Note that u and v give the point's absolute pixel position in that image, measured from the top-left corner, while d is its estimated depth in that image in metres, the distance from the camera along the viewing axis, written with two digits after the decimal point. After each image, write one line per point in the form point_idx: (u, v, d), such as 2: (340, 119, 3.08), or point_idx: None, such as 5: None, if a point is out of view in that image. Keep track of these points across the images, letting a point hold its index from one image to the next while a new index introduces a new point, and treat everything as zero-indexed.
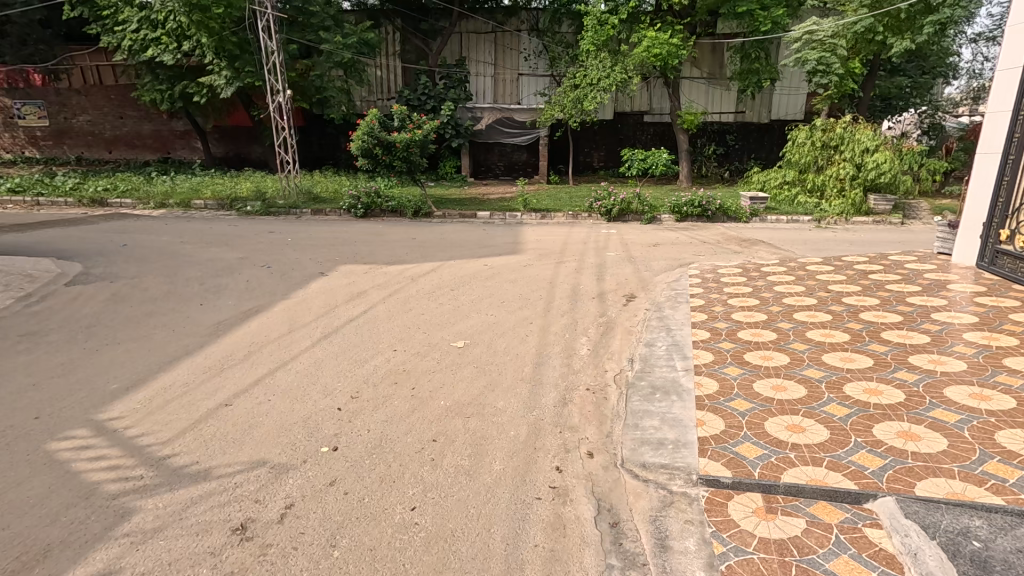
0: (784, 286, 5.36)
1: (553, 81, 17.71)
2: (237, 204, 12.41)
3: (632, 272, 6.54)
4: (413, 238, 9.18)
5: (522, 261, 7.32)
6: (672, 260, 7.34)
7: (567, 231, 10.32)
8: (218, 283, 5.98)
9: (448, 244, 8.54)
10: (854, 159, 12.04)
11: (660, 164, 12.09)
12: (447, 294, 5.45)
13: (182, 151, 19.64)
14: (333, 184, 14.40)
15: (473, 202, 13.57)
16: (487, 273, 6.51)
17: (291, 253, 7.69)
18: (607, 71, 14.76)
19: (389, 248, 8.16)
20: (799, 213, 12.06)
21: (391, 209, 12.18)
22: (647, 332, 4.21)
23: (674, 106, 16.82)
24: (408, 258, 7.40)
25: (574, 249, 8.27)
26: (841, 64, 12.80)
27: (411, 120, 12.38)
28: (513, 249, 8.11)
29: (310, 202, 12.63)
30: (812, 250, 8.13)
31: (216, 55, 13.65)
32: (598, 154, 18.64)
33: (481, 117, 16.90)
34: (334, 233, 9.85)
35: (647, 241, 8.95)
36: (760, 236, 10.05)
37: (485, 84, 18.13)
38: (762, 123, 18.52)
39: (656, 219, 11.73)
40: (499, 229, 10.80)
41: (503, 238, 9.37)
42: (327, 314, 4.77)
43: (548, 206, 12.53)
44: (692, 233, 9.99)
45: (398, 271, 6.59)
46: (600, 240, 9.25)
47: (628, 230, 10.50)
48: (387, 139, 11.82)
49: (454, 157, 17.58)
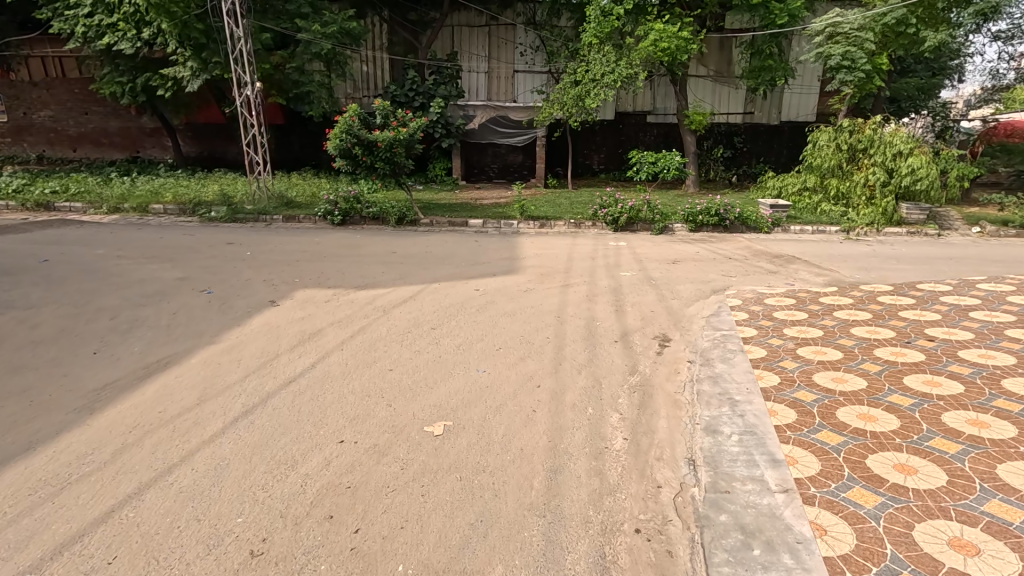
0: (863, 326, 4.10)
1: (551, 78, 16.51)
2: (200, 209, 11.13)
3: (655, 300, 5.35)
4: (394, 251, 7.95)
5: (521, 283, 6.11)
6: (700, 282, 6.17)
7: (570, 243, 9.15)
8: (135, 314, 4.70)
9: (433, 259, 7.33)
10: (885, 164, 10.91)
11: (673, 168, 10.84)
12: (426, 334, 4.22)
13: (152, 149, 18.25)
14: (311, 188, 13.12)
15: (464, 207, 12.35)
16: (478, 300, 5.29)
17: (245, 271, 6.44)
18: (612, 66, 13.55)
19: (363, 264, 6.93)
20: (825, 223, 10.94)
21: (372, 215, 10.88)
22: (703, 407, 3.01)
23: (681, 105, 15.71)
24: (384, 278, 6.15)
25: (581, 267, 7.08)
26: (868, 59, 11.77)
27: (393, 116, 11.10)
28: (509, 267, 6.90)
29: (283, 207, 11.36)
30: (858, 269, 6.97)
31: (181, 43, 12.38)
32: (598, 156, 17.47)
33: (474, 116, 15.70)
34: (302, 244, 8.58)
35: (664, 257, 7.78)
36: (788, 249, 8.91)
37: (479, 81, 16.96)
38: (772, 124, 17.47)
39: (667, 229, 10.56)
40: (493, 240, 9.59)
41: (497, 252, 8.16)
42: (261, 370, 3.52)
43: (548, 214, 11.35)
44: (712, 246, 8.83)
45: (368, 298, 5.35)
46: (608, 254, 8.07)
47: (639, 242, 9.32)
48: (368, 139, 10.61)
49: (444, 159, 16.36)
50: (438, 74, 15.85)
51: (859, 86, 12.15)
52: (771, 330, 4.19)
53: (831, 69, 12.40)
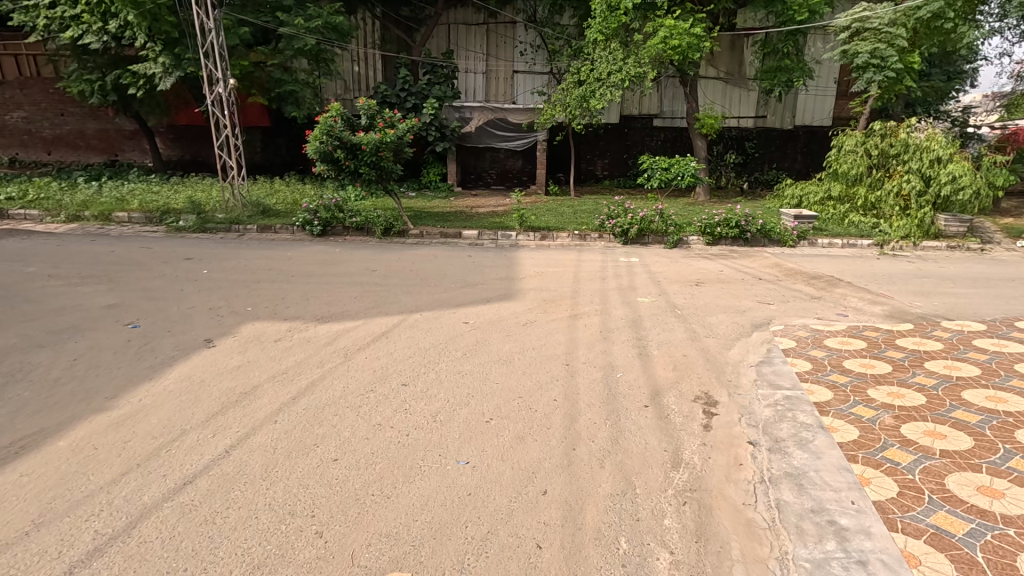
0: (977, 391, 3.12)
1: (552, 79, 15.57)
2: (167, 219, 10.11)
3: (685, 340, 4.31)
4: (373, 269, 6.93)
5: (520, 312, 5.08)
6: (732, 312, 5.15)
7: (576, 258, 8.14)
8: (26, 361, 3.68)
9: (417, 279, 6.32)
10: (921, 171, 9.95)
11: (688, 174, 9.84)
12: (392, 395, 3.19)
13: (131, 153, 17.25)
14: (292, 196, 12.12)
15: (458, 216, 11.36)
16: (466, 339, 4.27)
17: (191, 298, 5.41)
18: (619, 63, 12.56)
19: (334, 287, 5.90)
20: (855, 235, 9.97)
21: (356, 225, 9.85)
22: (792, 545, 2.01)
23: (691, 108, 14.77)
24: (354, 306, 5.13)
25: (591, 290, 6.05)
26: (899, 57, 10.86)
27: (379, 116, 10.10)
28: (507, 291, 5.87)
29: (258, 217, 10.35)
30: (915, 293, 5.95)
31: (151, 38, 11.40)
32: (602, 161, 16.51)
33: (470, 117, 14.71)
34: (271, 259, 7.56)
35: (685, 277, 6.75)
36: (821, 266, 7.89)
37: (476, 82, 16.04)
38: (785, 129, 16.55)
39: (682, 242, 9.55)
40: (488, 254, 8.56)
41: (493, 269, 7.15)
42: (147, 462, 2.48)
43: (549, 224, 10.36)
44: (735, 264, 7.82)
45: (330, 335, 4.32)
46: (620, 273, 7.06)
47: (652, 258, 8.31)
48: (351, 141, 9.62)
49: (439, 163, 15.37)
50: (432, 74, 14.89)
51: (888, 87, 11.21)
52: (850, 392, 3.18)
53: (856, 69, 11.45)
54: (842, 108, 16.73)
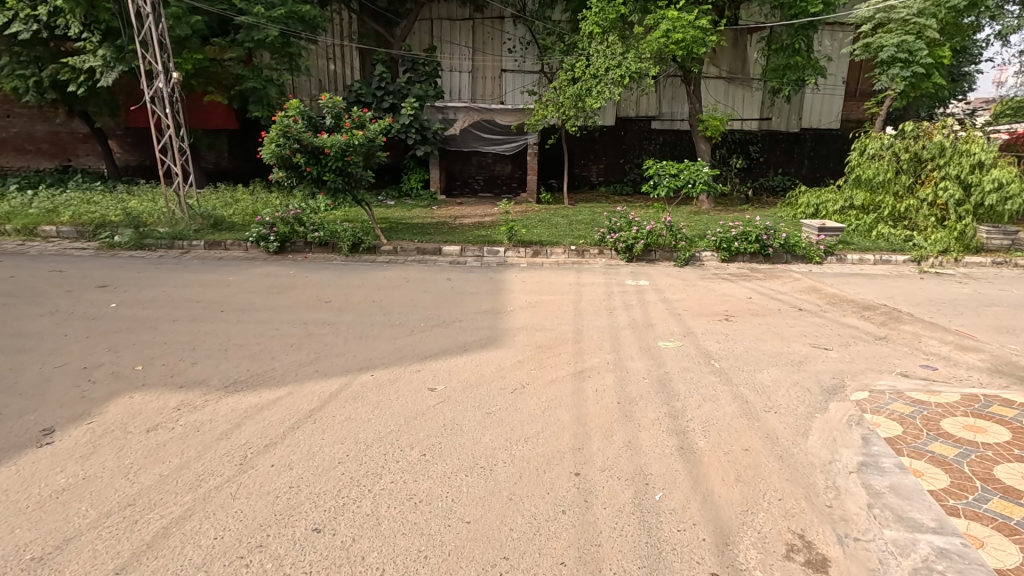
0: None
1: (542, 78, 14.40)
2: (100, 233, 8.71)
3: (737, 420, 3.06)
4: (325, 298, 5.66)
5: (507, 368, 3.79)
6: (787, 366, 3.90)
7: (575, 281, 6.89)
8: None
9: (376, 316, 5.04)
10: (959, 177, 8.88)
11: (699, 182, 8.64)
12: (289, 564, 1.91)
13: (86, 158, 15.77)
14: (252, 207, 10.77)
15: (438, 229, 10.10)
16: (428, 422, 2.98)
17: (70, 347, 4.07)
18: (618, 58, 11.33)
19: (269, 328, 4.61)
20: (886, 250, 8.85)
21: (319, 241, 8.53)
22: None
23: (694, 109, 13.70)
24: (284, 360, 3.83)
25: (598, 330, 4.78)
26: (929, 51, 9.83)
27: (346, 115, 8.82)
28: (490, 334, 4.58)
29: (208, 230, 9.00)
30: (1000, 332, 4.78)
31: (87, 26, 10.06)
32: (598, 166, 15.30)
33: (454, 119, 13.46)
34: (206, 285, 6.22)
35: (710, 308, 5.53)
36: (862, 288, 6.72)
37: (461, 81, 14.83)
38: (791, 131, 15.52)
39: (694, 259, 8.35)
40: (471, 275, 7.27)
41: (475, 297, 5.88)
42: None
43: (542, 238, 9.13)
44: (762, 288, 6.62)
45: (234, 415, 3.02)
46: (629, 301, 5.82)
47: (664, 279, 7.09)
48: (312, 143, 8.31)
49: (421, 169, 14.08)
50: (413, 71, 13.63)
51: (914, 84, 10.18)
52: None
53: (879, 66, 10.40)
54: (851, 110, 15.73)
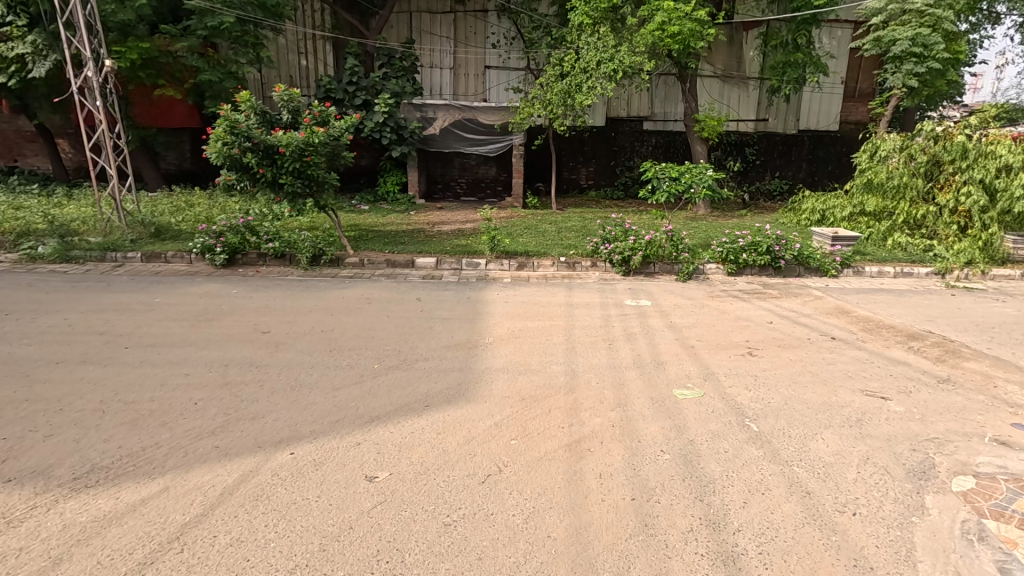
0: None
1: (528, 75, 13.49)
2: (20, 243, 7.56)
3: (805, 535, 2.13)
4: (262, 329, 4.65)
5: (476, 440, 2.82)
6: (845, 428, 2.99)
7: (566, 301, 5.96)
8: None
9: (319, 353, 4.04)
10: (983, 180, 8.19)
11: (703, 187, 7.74)
12: None
13: (33, 158, 14.48)
14: (206, 214, 9.69)
15: (413, 237, 9.11)
16: (358, 548, 2.01)
17: None
18: (610, 51, 10.40)
19: (177, 374, 3.59)
20: (905, 261, 8.08)
21: (273, 253, 7.49)
22: None
23: (689, 108, 12.94)
24: (177, 429, 2.83)
25: (596, 372, 3.83)
26: (945, 46, 9.20)
27: (308, 111, 7.82)
28: (459, 382, 3.60)
29: (148, 241, 7.90)
30: None
31: (12, 9, 9.04)
32: (587, 169, 14.42)
33: (434, 117, 12.51)
34: (122, 310, 5.15)
35: (728, 339, 4.62)
36: (894, 307, 5.88)
37: (443, 78, 13.90)
38: (789, 134, 14.85)
39: (697, 272, 7.48)
40: (445, 293, 6.28)
41: (445, 324, 4.91)
42: None
43: (528, 248, 8.19)
44: (781, 309, 5.75)
45: (59, 542, 2.02)
46: (631, 330, 4.88)
47: (667, 298, 6.17)
48: (266, 142, 7.28)
49: (398, 171, 13.06)
50: (388, 65, 12.54)
51: (928, 81, 9.57)
52: None
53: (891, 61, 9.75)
54: (850, 111, 15.07)
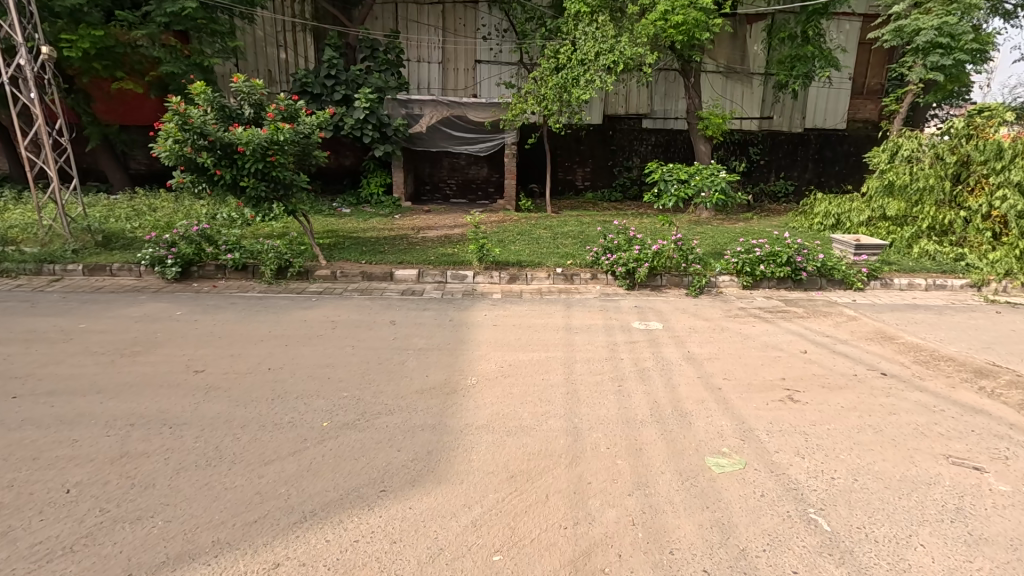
0: None
1: (521, 69, 12.70)
2: None
3: None
4: (196, 366, 3.81)
5: (445, 559, 2.01)
6: (948, 528, 2.23)
7: (562, 323, 5.17)
8: None
9: (258, 404, 3.23)
10: (1020, 183, 7.51)
11: (715, 190, 6.96)
12: None
13: None
14: (167, 219, 8.81)
15: (394, 245, 8.30)
16: None
17: None
18: (610, 41, 9.59)
19: (60, 441, 2.76)
20: (935, 272, 7.37)
21: (233, 264, 6.64)
22: None
23: (693, 104, 12.19)
24: (23, 543, 2.01)
25: (603, 429, 3.03)
26: (973, 36, 8.55)
27: (273, 105, 6.98)
28: (429, 448, 2.79)
29: (93, 251, 7.03)
30: None
31: None
32: (583, 169, 13.64)
33: (419, 115, 11.62)
34: (32, 341, 4.29)
35: (761, 377, 3.84)
36: (940, 330, 5.14)
37: (430, 72, 13.08)
38: (794, 132, 14.13)
39: (709, 286, 6.71)
40: (425, 313, 5.47)
41: (420, 358, 4.09)
42: None
43: (520, 257, 7.39)
44: (811, 332, 4.99)
45: None
46: (641, 363, 4.10)
47: (679, 319, 5.39)
48: (222, 139, 6.40)
49: (382, 171, 12.21)
50: (370, 59, 11.68)
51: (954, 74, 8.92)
52: None
53: (912, 53, 9.14)
54: (858, 108, 14.40)
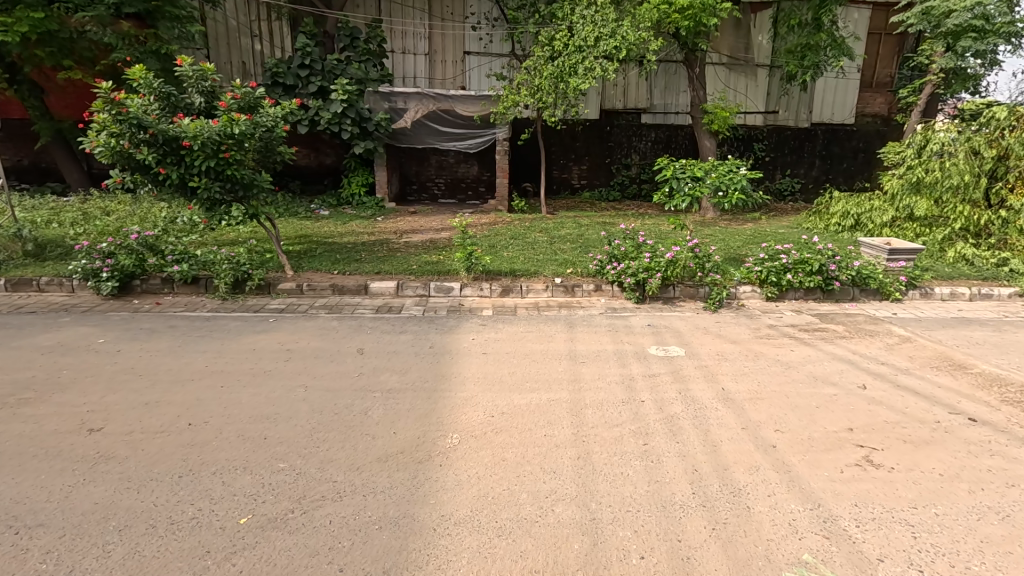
0: None
1: (513, 60, 11.84)
2: None
3: None
4: (92, 425, 2.91)
5: None
6: None
7: (566, 349, 4.30)
8: None
9: (158, 487, 2.36)
10: None
11: (734, 189, 6.17)
12: None
13: None
14: (117, 225, 7.85)
15: (372, 251, 7.42)
16: None
17: None
18: (611, 26, 8.79)
19: None
20: (976, 279, 6.62)
21: (180, 277, 5.72)
22: None
23: (696, 96, 11.40)
24: None
25: (631, 523, 2.20)
26: (1007, 18, 7.88)
27: (229, 93, 6.06)
28: (386, 565, 1.95)
29: (21, 263, 6.07)
30: None
31: None
32: (580, 167, 12.80)
33: (403, 108, 10.72)
34: None
35: (822, 428, 3.03)
36: (1009, 352, 4.37)
37: (415, 64, 12.17)
38: (801, 127, 13.38)
39: (729, 298, 5.91)
40: (401, 336, 4.61)
41: (387, 406, 3.21)
42: None
43: (514, 266, 6.54)
44: (862, 358, 4.19)
45: None
46: (669, 408, 3.25)
47: (703, 342, 4.56)
48: (164, 131, 5.47)
49: (364, 169, 11.31)
50: (350, 48, 10.75)
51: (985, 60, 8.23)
52: None
53: (940, 36, 8.50)
54: (867, 102, 13.70)
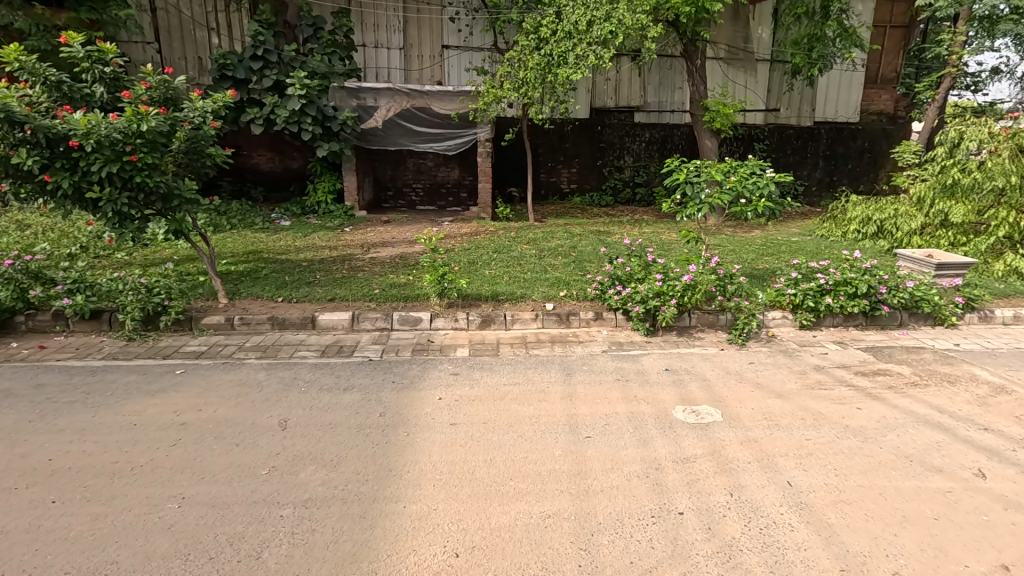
0: None
1: (495, 53, 10.76)
2: None
3: None
4: None
5: None
6: None
7: (563, 415, 3.20)
8: None
9: None
10: None
11: (760, 195, 5.15)
12: None
13: None
14: (22, 242, 6.59)
15: (328, 271, 6.28)
16: None
17: None
18: (605, 8, 7.73)
19: None
20: None
21: (73, 313, 4.51)
22: None
23: (697, 92, 10.40)
24: None
25: None
26: None
27: (139, 82, 4.91)
28: None
29: None
30: None
31: None
32: (569, 170, 11.75)
33: (372, 105, 9.56)
34: None
35: (965, 569, 1.96)
36: None
37: (387, 58, 11.07)
38: (806, 125, 12.48)
39: (758, 327, 4.86)
40: (345, 395, 3.48)
41: (294, 541, 2.09)
42: None
43: (495, 289, 5.44)
44: (956, 421, 3.16)
45: None
46: (724, 533, 2.16)
47: (741, 397, 3.50)
48: (45, 126, 4.28)
49: (330, 174, 10.14)
50: (313, 39, 9.58)
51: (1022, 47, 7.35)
52: None
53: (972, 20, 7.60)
54: (872, 99, 12.87)
